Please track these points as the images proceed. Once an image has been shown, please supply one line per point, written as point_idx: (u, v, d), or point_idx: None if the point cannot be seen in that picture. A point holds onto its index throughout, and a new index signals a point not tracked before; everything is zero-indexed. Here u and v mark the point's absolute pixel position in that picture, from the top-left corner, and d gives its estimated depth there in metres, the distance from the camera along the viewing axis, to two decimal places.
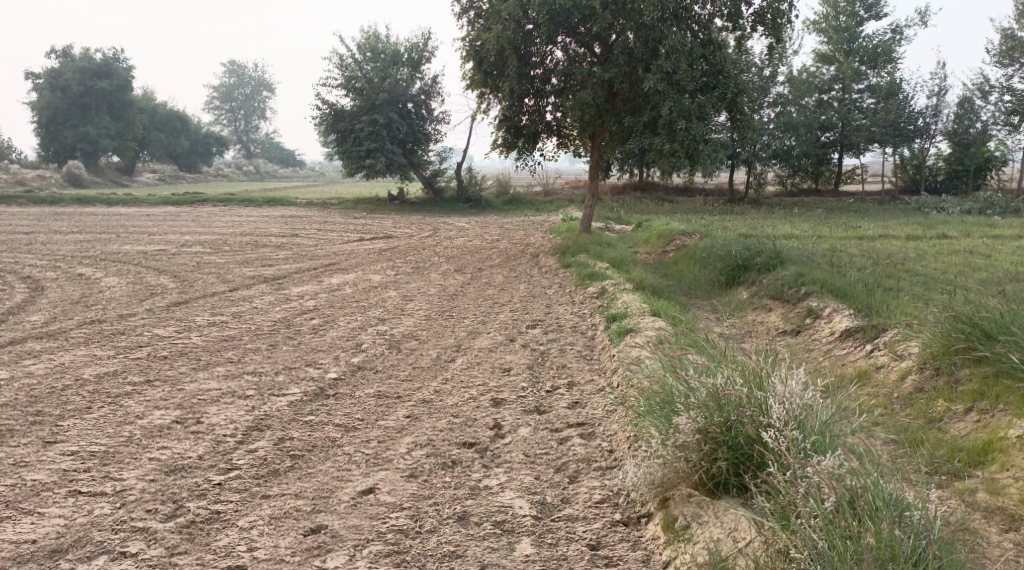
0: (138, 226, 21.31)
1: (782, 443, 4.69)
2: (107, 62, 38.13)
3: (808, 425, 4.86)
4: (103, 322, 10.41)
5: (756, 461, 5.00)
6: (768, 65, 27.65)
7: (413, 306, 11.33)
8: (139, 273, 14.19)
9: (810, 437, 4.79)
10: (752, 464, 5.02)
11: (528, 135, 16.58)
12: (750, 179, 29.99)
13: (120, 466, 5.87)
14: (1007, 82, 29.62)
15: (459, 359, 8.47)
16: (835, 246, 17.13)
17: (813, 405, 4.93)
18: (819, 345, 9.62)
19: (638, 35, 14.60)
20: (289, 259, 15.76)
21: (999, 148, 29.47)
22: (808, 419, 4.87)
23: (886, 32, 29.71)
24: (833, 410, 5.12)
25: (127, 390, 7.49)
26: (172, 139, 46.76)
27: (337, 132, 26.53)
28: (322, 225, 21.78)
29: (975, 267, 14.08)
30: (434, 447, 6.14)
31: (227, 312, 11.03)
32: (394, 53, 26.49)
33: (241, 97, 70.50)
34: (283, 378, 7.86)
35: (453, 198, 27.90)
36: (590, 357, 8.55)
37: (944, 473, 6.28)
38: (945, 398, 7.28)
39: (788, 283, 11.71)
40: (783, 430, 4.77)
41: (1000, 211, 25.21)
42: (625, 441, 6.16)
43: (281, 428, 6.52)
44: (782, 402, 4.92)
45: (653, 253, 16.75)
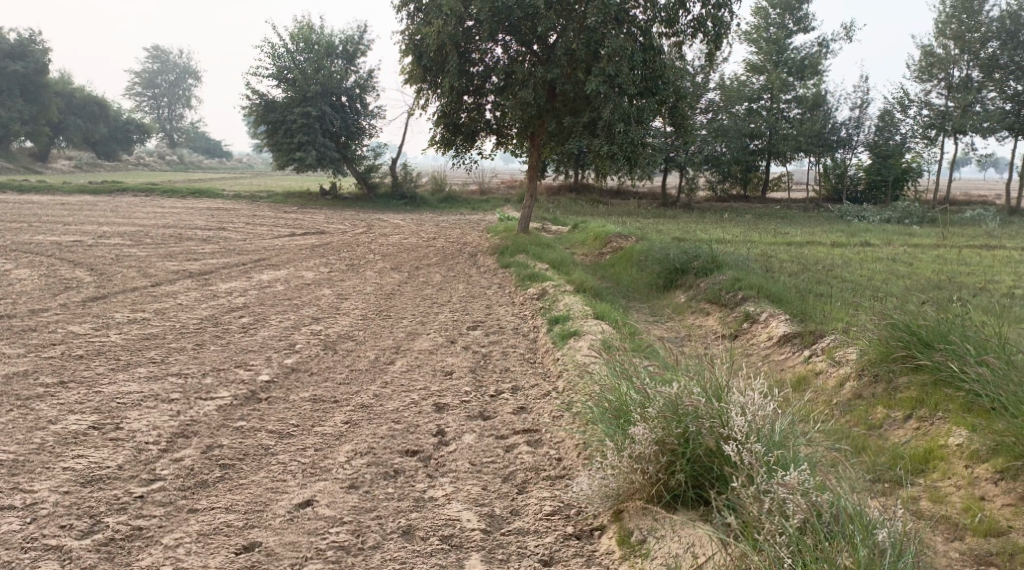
0: (53, 215, 20.31)
1: (747, 458, 4.60)
2: (22, 43, 36.51)
3: (770, 438, 4.78)
4: (12, 317, 9.77)
5: (715, 474, 4.89)
6: (702, 71, 27.86)
7: (348, 304, 10.96)
8: (53, 265, 13.46)
9: (774, 451, 4.72)
10: (711, 477, 4.90)
11: (466, 133, 16.33)
12: (682, 183, 30.30)
13: (31, 477, 5.42)
14: (925, 97, 30.55)
15: (398, 361, 8.17)
16: (766, 251, 17.29)
17: (773, 417, 4.83)
18: (757, 350, 9.58)
19: (580, 37, 14.49)
20: (215, 253, 15.17)
21: (915, 160, 30.39)
22: (770, 432, 4.80)
23: (813, 44, 30.30)
24: (789, 421, 5.03)
25: (39, 393, 6.97)
26: (90, 126, 44.94)
27: (267, 124, 25.84)
28: (250, 218, 21.13)
29: (899, 274, 14.36)
30: (374, 456, 5.84)
31: (149, 308, 10.49)
32: (328, 45, 25.91)
33: (165, 84, 68.60)
34: (211, 380, 7.44)
35: (386, 194, 27.45)
36: (533, 361, 8.34)
37: (887, 480, 6.13)
38: (884, 405, 7.24)
39: (726, 288, 11.70)
40: (745, 443, 4.67)
41: (917, 220, 26.00)
42: (574, 449, 5.98)
43: (210, 435, 6.13)
44: (743, 413, 4.82)
45: (590, 254, 16.68)
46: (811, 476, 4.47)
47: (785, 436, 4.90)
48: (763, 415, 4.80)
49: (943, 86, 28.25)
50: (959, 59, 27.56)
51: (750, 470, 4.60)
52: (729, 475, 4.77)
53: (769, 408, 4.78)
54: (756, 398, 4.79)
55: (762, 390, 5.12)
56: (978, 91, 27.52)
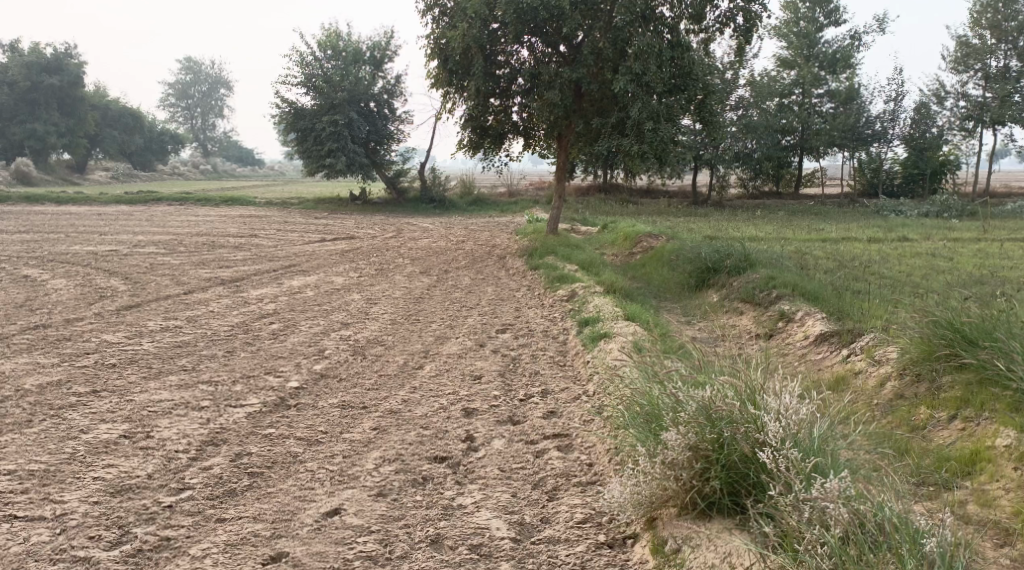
0: (90, 225, 20.58)
1: (784, 465, 4.46)
2: (57, 57, 37.04)
3: (808, 444, 4.64)
4: (48, 327, 9.87)
5: (752, 481, 4.74)
6: (731, 67, 27.52)
7: (378, 309, 10.94)
8: (88, 274, 13.61)
9: (813, 457, 4.57)
10: (746, 484, 4.76)
11: (494, 135, 16.27)
12: (713, 181, 29.99)
13: (61, 487, 5.41)
14: (961, 88, 29.96)
15: (427, 366, 8.11)
16: (801, 248, 17.01)
17: (809, 421, 4.69)
18: (793, 350, 9.38)
19: (607, 36, 14.36)
20: (247, 260, 15.25)
21: (953, 153, 29.81)
22: (807, 437, 4.65)
23: (844, 37, 29.86)
24: (827, 424, 4.88)
25: (71, 402, 7.00)
26: (126, 137, 45.57)
27: (297, 131, 25.98)
28: (282, 225, 21.24)
29: (940, 270, 14.03)
30: (403, 463, 5.77)
31: (181, 316, 10.54)
32: (356, 52, 26.00)
33: (198, 94, 69.43)
34: (241, 387, 7.43)
35: (416, 198, 27.46)
36: (564, 364, 8.23)
37: (931, 483, 5.94)
38: (927, 405, 7.02)
39: (759, 286, 11.50)
40: (781, 450, 4.53)
41: (956, 214, 25.47)
42: (606, 454, 5.87)
43: (239, 443, 6.11)
44: (779, 417, 4.68)
45: (620, 254, 16.54)
46: (851, 484, 4.33)
47: (824, 441, 4.75)
48: (799, 420, 4.66)
49: (980, 77, 27.67)
50: (996, 49, 26.98)
51: (787, 477, 4.46)
52: (766, 483, 4.62)
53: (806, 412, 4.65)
54: (792, 402, 4.65)
55: (800, 392, 4.96)
56: (1016, 81, 26.94)
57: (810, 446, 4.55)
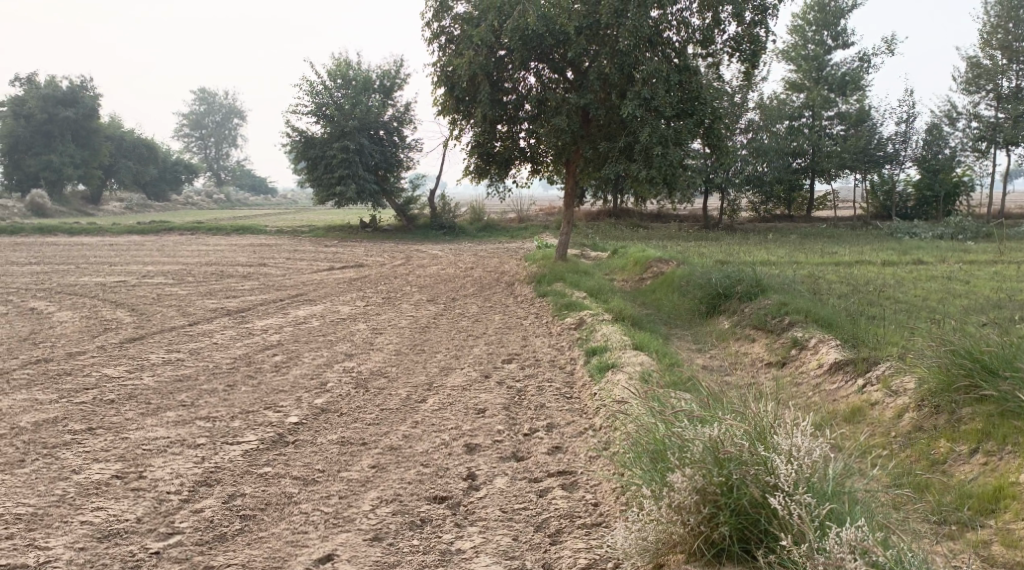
0: (101, 256, 20.56)
1: (796, 512, 4.24)
2: (73, 89, 37.36)
3: (821, 489, 4.42)
4: (49, 361, 9.74)
5: (763, 527, 4.53)
6: (740, 90, 27.35)
7: (383, 339, 10.77)
8: (95, 306, 13.50)
9: (827, 504, 4.36)
10: (757, 531, 4.54)
11: (501, 162, 16.15)
12: (724, 205, 29.78)
13: (47, 532, 5.24)
14: (973, 109, 29.72)
15: (430, 399, 7.90)
16: (813, 272, 16.79)
17: (823, 463, 4.47)
18: (807, 379, 9.13)
19: (613, 62, 14.16)
20: (255, 290, 15.14)
21: (966, 174, 29.54)
22: (820, 481, 4.44)
23: (853, 60, 29.73)
24: (842, 464, 4.65)
25: (65, 441, 6.83)
26: (140, 167, 45.86)
27: (307, 159, 25.97)
28: (292, 253, 21.16)
29: (957, 294, 13.75)
30: (401, 504, 5.57)
31: (184, 348, 10.38)
32: (365, 80, 26.02)
33: (212, 124, 70.14)
34: (239, 424, 7.24)
35: (426, 225, 27.37)
36: (570, 397, 8.00)
37: (954, 523, 5.69)
38: (947, 438, 6.77)
39: (771, 313, 11.26)
40: (794, 495, 4.31)
41: (972, 236, 25.17)
42: (612, 493, 5.64)
43: (233, 483, 5.92)
44: (790, 458, 4.46)
45: (630, 280, 16.33)
46: (868, 533, 4.10)
47: (839, 483, 4.54)
48: (811, 462, 4.44)
49: (991, 97, 27.43)
50: (1007, 70, 26.79)
51: (799, 524, 4.25)
52: (778, 530, 4.40)
53: (819, 453, 4.43)
54: (804, 443, 4.43)
55: (812, 429, 4.74)
56: None
57: (823, 491, 4.34)
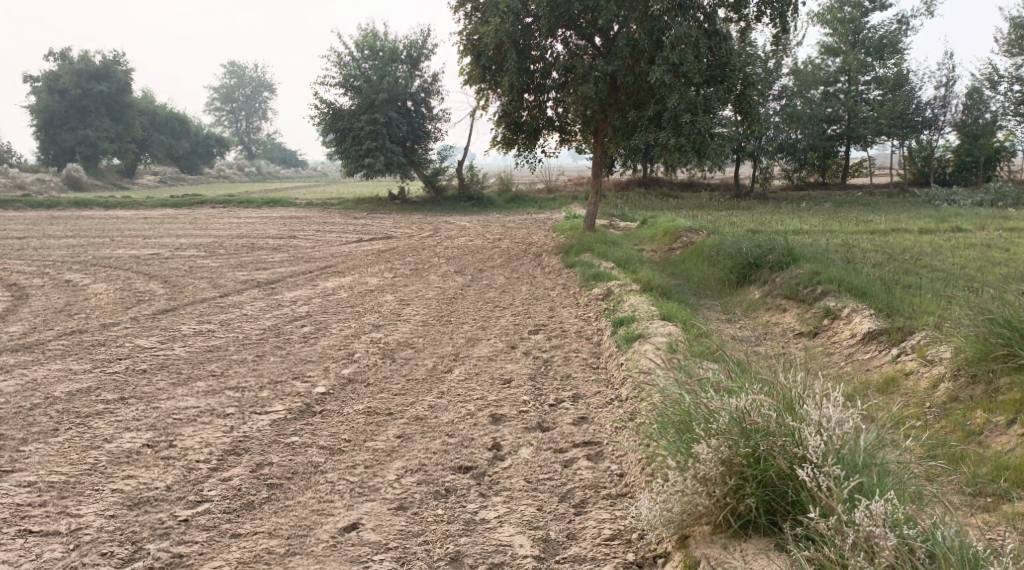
0: (134, 229, 20.75)
1: (826, 483, 4.17)
2: (106, 65, 37.59)
3: (851, 460, 4.34)
4: (83, 333, 9.86)
5: (791, 500, 4.45)
6: (773, 56, 26.85)
7: (410, 310, 10.78)
8: (128, 278, 13.65)
9: (858, 477, 4.28)
10: (785, 502, 4.47)
11: (529, 131, 16.02)
12: (756, 173, 29.36)
13: (79, 500, 5.32)
14: (1016, 72, 28.98)
15: (456, 369, 7.91)
16: (848, 241, 16.52)
17: (854, 434, 4.39)
18: (839, 349, 9.01)
19: (643, 27, 13.98)
20: (285, 262, 15.20)
21: (1008, 139, 28.85)
22: (851, 452, 4.35)
23: (891, 22, 29.07)
24: (873, 435, 4.56)
25: (98, 410, 6.92)
26: (173, 140, 46.22)
27: (336, 131, 25.96)
28: (321, 226, 21.21)
29: (995, 262, 13.46)
30: (426, 473, 5.58)
31: (214, 320, 10.46)
32: (393, 51, 25.89)
33: (242, 98, 70.21)
34: (267, 394, 7.28)
35: (454, 196, 27.32)
36: (597, 367, 7.97)
37: (990, 495, 5.59)
38: (983, 408, 6.64)
39: (803, 282, 11.09)
40: (822, 467, 4.22)
41: (1012, 202, 24.65)
42: (637, 463, 5.61)
43: (260, 452, 5.96)
44: (820, 429, 4.37)
45: (660, 251, 16.18)
46: (899, 507, 4.02)
47: (871, 454, 4.45)
48: (842, 434, 4.35)
49: None
50: None
51: (829, 496, 4.18)
52: (807, 503, 4.33)
53: (849, 425, 4.33)
54: (834, 414, 4.33)
55: (843, 400, 4.65)
56: None
57: (853, 463, 4.26)
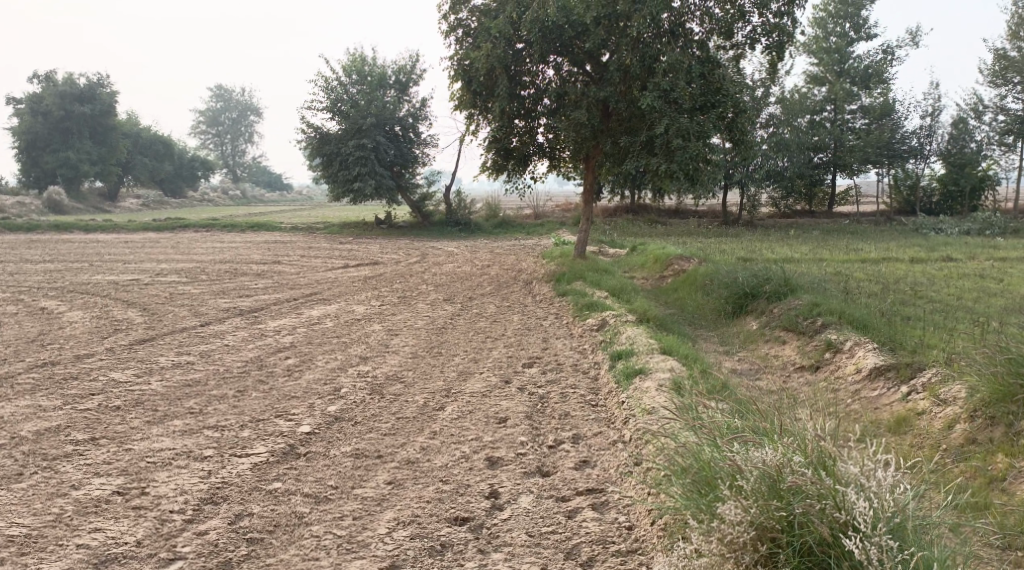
0: (115, 253, 20.26)
1: (877, 555, 3.86)
2: (91, 86, 37.10)
3: (900, 528, 4.04)
4: (55, 365, 9.39)
5: None
6: (761, 83, 26.67)
7: (398, 341, 10.38)
8: (106, 306, 13.18)
9: (908, 546, 3.99)
10: None
11: (518, 158, 15.74)
12: (744, 200, 29.16)
13: (41, 557, 4.93)
14: (1000, 101, 29.09)
15: (448, 407, 7.49)
16: (840, 270, 16.29)
17: (902, 498, 4.09)
18: (845, 385, 8.66)
19: (634, 53, 13.75)
20: (268, 289, 14.76)
21: (992, 168, 28.94)
22: (898, 516, 4.06)
23: (877, 52, 29.15)
24: (915, 497, 4.28)
25: (66, 452, 6.47)
26: (157, 164, 45.69)
27: (322, 156, 25.60)
28: (306, 251, 20.78)
29: (991, 292, 13.25)
30: (420, 526, 5.21)
31: (194, 351, 10.00)
32: (381, 76, 25.62)
33: (227, 121, 69.80)
34: (248, 434, 6.84)
35: (441, 222, 26.97)
36: (596, 404, 7.59)
37: (1019, 547, 5.25)
38: (1003, 452, 6.33)
39: (802, 313, 10.78)
40: (873, 538, 3.92)
41: (999, 231, 24.60)
42: (647, 517, 5.25)
43: (240, 500, 5.55)
44: (865, 492, 4.06)
45: (651, 279, 15.89)
46: None
47: (916, 517, 4.15)
48: (888, 499, 4.05)
49: (1019, 90, 26.76)
50: None
51: (880, 569, 3.88)
52: None
53: (897, 489, 4.05)
54: (882, 477, 4.04)
55: (882, 459, 4.34)
56: None
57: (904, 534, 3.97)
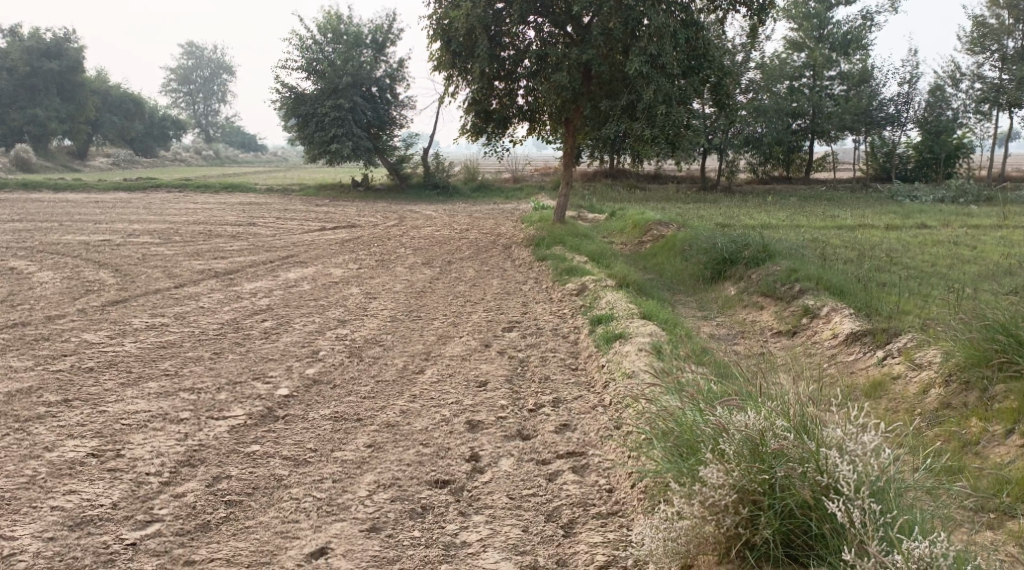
0: (86, 213, 19.92)
1: (859, 518, 3.88)
2: (58, 42, 36.13)
3: (882, 491, 4.06)
4: (27, 325, 9.23)
5: (813, 533, 4.15)
6: (741, 48, 26.52)
7: (376, 304, 10.30)
8: (78, 266, 12.95)
9: (889, 510, 4.02)
10: (806, 535, 4.17)
11: (498, 120, 15.56)
12: (722, 166, 29.14)
13: (14, 520, 4.85)
14: (977, 69, 29.17)
15: (428, 370, 7.46)
16: (817, 236, 16.34)
17: (885, 462, 4.11)
18: (822, 350, 8.71)
19: (616, 16, 13.56)
20: (244, 251, 14.59)
21: (967, 136, 29.10)
22: (881, 479, 4.07)
23: (856, 18, 29.04)
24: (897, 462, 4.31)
25: (39, 414, 6.36)
26: (127, 123, 44.82)
27: (298, 116, 25.22)
28: (282, 213, 20.55)
29: (965, 259, 13.35)
30: (400, 489, 5.19)
31: (169, 313, 9.86)
32: (357, 35, 25.18)
33: (200, 79, 68.53)
34: (225, 397, 6.76)
35: (419, 185, 26.74)
36: (576, 368, 7.58)
37: (992, 511, 5.31)
38: (978, 417, 6.39)
39: (781, 279, 10.80)
40: (855, 501, 3.94)
41: (973, 199, 24.79)
42: (627, 479, 5.26)
43: (218, 463, 5.49)
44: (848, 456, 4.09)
45: (629, 244, 15.87)
46: (943, 547, 3.77)
47: (898, 481, 4.17)
48: (870, 462, 4.08)
49: (996, 58, 26.82)
50: (1013, 30, 26.20)
51: (862, 532, 3.90)
52: (833, 537, 4.04)
53: (880, 453, 4.06)
54: (866, 441, 4.06)
55: (864, 423, 4.37)
56: None
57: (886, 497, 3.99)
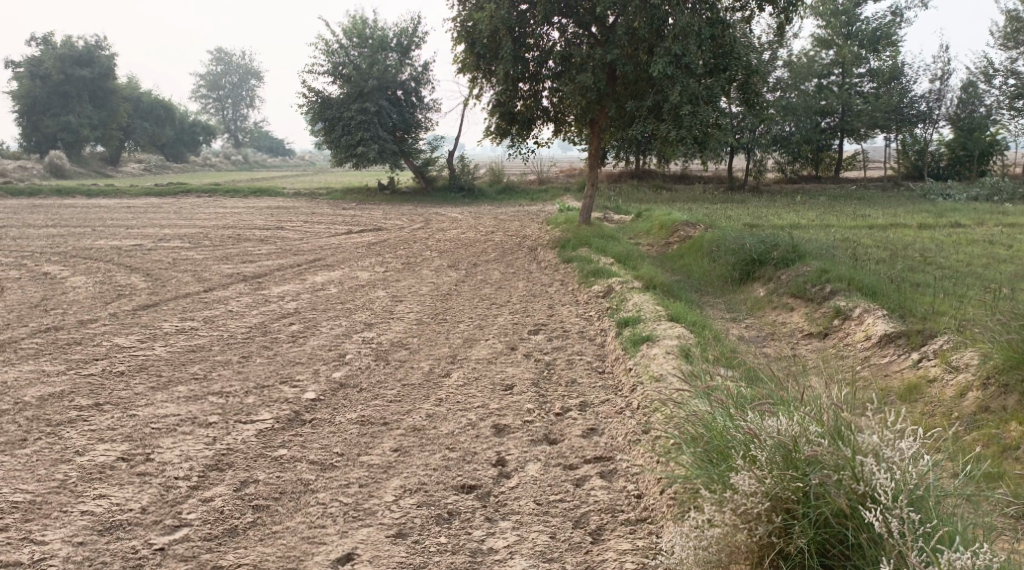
0: (117, 219, 20.16)
1: (897, 528, 3.80)
2: (89, 49, 36.65)
3: (920, 500, 3.98)
4: (59, 330, 9.33)
5: (849, 542, 4.07)
6: (768, 46, 26.28)
7: (403, 307, 10.31)
8: (109, 271, 13.09)
9: (928, 519, 3.93)
10: (841, 544, 4.09)
11: (523, 122, 15.53)
12: (751, 165, 28.91)
13: (45, 524, 4.89)
14: (1011, 65, 28.69)
15: (455, 373, 7.44)
16: (848, 236, 16.12)
17: (922, 469, 4.03)
18: (854, 352, 8.58)
19: (642, 16, 13.47)
20: (272, 255, 14.67)
21: (1000, 133, 28.63)
22: (918, 488, 3.99)
23: (886, 14, 28.67)
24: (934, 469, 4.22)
25: (70, 418, 6.42)
26: (157, 128, 45.36)
27: (325, 120, 25.36)
28: (309, 217, 20.66)
29: (1000, 258, 13.11)
30: (427, 494, 5.17)
31: (198, 317, 9.92)
32: (382, 38, 25.25)
33: (229, 85, 69.19)
34: (253, 400, 6.78)
35: (445, 187, 26.76)
36: (603, 372, 7.52)
37: None
38: (1017, 421, 6.25)
39: (811, 280, 10.66)
40: (893, 509, 3.85)
41: (1007, 197, 24.37)
42: (656, 485, 5.21)
43: (246, 467, 5.51)
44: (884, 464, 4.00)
45: (656, 245, 15.76)
46: (984, 557, 3.67)
47: (936, 489, 4.08)
48: (908, 470, 3.99)
49: None
50: None
51: (900, 542, 3.81)
52: (869, 547, 3.95)
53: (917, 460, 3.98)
54: (904, 448, 3.97)
55: (900, 428, 4.27)
56: None
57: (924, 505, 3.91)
